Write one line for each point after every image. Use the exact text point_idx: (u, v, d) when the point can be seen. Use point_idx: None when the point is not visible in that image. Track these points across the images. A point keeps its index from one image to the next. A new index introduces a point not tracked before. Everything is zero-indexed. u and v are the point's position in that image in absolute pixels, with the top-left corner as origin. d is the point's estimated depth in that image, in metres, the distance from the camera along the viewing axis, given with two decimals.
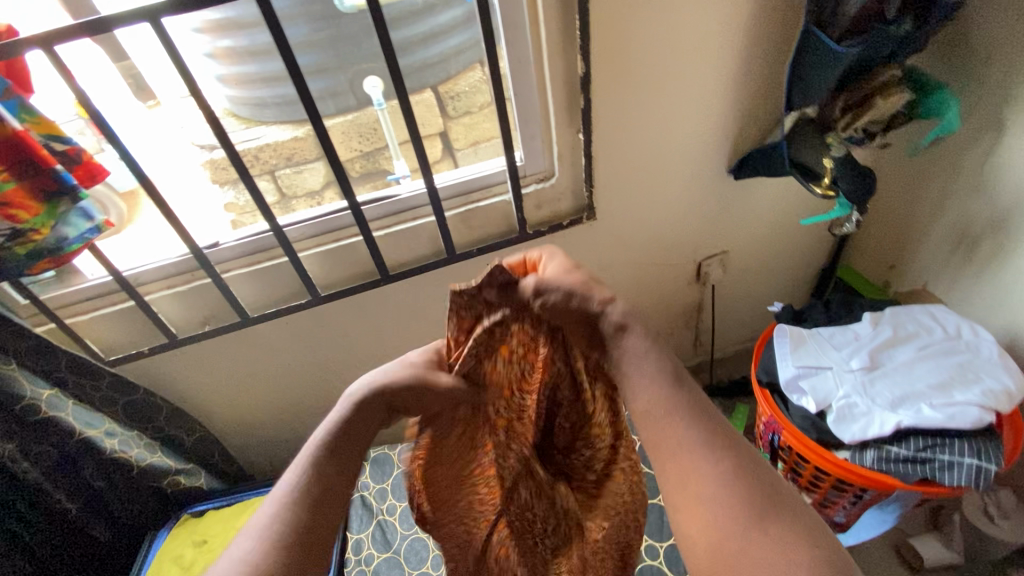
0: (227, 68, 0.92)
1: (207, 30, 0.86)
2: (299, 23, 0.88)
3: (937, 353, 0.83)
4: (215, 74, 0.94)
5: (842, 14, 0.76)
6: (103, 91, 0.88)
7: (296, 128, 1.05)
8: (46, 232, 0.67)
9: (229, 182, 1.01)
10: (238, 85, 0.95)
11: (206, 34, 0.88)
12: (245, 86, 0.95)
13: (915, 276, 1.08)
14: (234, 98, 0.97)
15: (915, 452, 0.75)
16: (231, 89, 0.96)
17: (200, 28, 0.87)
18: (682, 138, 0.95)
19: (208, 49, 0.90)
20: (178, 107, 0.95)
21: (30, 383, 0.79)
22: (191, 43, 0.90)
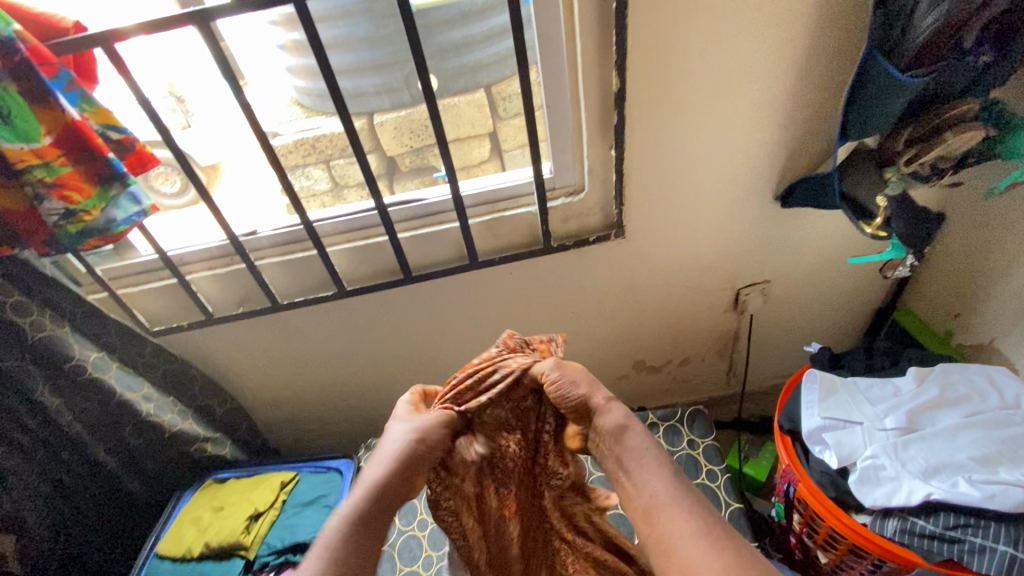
0: (296, 60, 0.96)
1: (281, 23, 0.90)
2: (362, 19, 0.91)
3: (987, 422, 0.74)
4: (285, 65, 0.99)
5: (910, 41, 0.68)
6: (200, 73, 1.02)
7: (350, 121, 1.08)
8: (96, 213, 0.73)
9: None
10: (304, 75, 0.99)
11: (279, 27, 0.91)
12: (313, 79, 0.99)
13: (983, 329, 0.98)
14: (301, 88, 1.03)
15: (943, 529, 0.68)
16: (300, 81, 1.02)
17: (274, 21, 0.90)
18: (723, 162, 0.91)
19: (280, 41, 0.94)
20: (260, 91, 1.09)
21: (79, 346, 0.87)
22: (265, 35, 0.95)
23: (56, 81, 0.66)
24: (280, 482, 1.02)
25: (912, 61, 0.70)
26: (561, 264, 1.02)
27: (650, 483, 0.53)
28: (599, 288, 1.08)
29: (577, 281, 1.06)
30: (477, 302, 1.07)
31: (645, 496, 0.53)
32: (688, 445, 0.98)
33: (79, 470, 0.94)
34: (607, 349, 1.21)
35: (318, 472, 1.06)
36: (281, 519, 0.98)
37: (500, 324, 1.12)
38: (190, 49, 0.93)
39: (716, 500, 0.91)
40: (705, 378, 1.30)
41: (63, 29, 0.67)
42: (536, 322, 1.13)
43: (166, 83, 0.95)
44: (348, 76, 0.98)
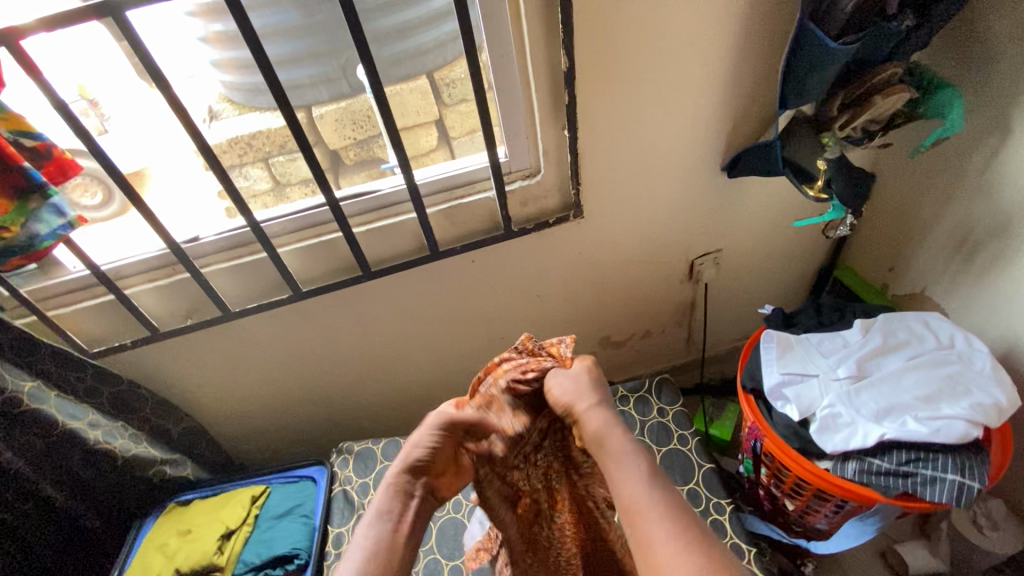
0: (221, 53, 0.89)
1: (200, 14, 0.82)
2: (291, 7, 0.84)
3: (927, 362, 0.81)
4: (210, 59, 0.91)
5: (838, 8, 0.72)
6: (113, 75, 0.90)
7: (288, 115, 1.01)
8: (16, 229, 0.66)
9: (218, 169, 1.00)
10: (232, 69, 0.92)
11: (198, 19, 0.83)
12: (240, 72, 0.92)
13: (914, 280, 1.06)
14: (228, 83, 0.96)
15: (898, 465, 0.73)
16: (227, 75, 0.94)
17: (192, 12, 0.82)
18: (673, 137, 0.92)
19: (201, 34, 0.86)
20: (184, 88, 0.98)
21: (12, 376, 0.80)
22: (182, 28, 0.86)
23: None
24: (251, 496, 0.98)
25: (843, 28, 0.73)
26: (523, 248, 1.02)
27: (631, 492, 0.58)
28: (561, 270, 1.09)
29: (539, 264, 1.06)
30: (439, 294, 1.06)
31: (622, 495, 0.59)
32: (658, 413, 1.01)
33: (27, 509, 0.86)
34: (571, 329, 1.23)
35: (290, 482, 1.03)
36: (256, 534, 0.95)
37: (465, 313, 1.12)
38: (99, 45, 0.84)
39: (689, 462, 0.94)
40: (667, 348, 1.34)
41: None
42: (501, 308, 1.13)
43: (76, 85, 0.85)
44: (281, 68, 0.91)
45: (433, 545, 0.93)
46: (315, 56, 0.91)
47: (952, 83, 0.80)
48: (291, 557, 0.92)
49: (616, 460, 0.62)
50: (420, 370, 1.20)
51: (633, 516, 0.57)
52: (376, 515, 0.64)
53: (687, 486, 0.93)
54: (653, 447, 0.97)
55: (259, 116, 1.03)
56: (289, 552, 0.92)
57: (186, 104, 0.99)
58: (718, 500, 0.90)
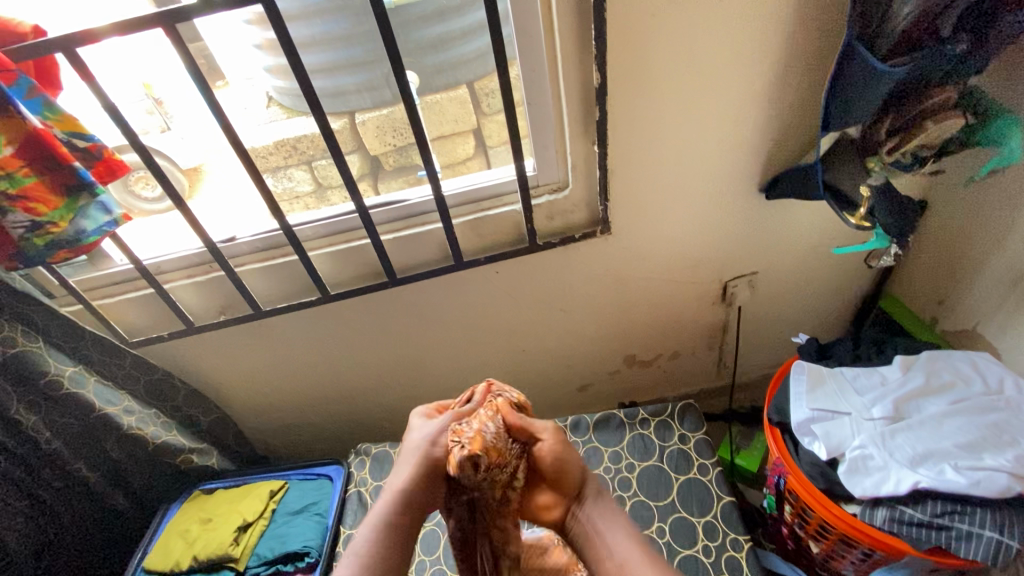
0: (274, 59, 0.92)
1: (255, 22, 0.85)
2: (343, 16, 0.86)
3: (973, 408, 0.75)
4: (264, 65, 0.94)
5: (888, 28, 0.68)
6: None
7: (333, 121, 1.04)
8: (64, 225, 0.71)
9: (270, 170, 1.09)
10: (283, 74, 0.94)
11: (254, 26, 0.86)
12: (291, 78, 0.95)
13: (966, 315, 0.99)
14: (279, 88, 0.98)
15: (931, 517, 0.68)
16: (278, 80, 0.97)
17: (250, 20, 0.85)
18: (707, 156, 0.90)
19: (257, 41, 0.89)
20: (241, 88, 1.05)
21: (54, 361, 0.84)
22: (241, 34, 0.90)
23: (15, 89, 0.64)
24: (269, 491, 1.01)
25: (892, 50, 0.69)
26: (547, 263, 1.01)
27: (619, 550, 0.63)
28: (587, 286, 1.08)
29: (564, 279, 1.05)
30: (462, 304, 1.06)
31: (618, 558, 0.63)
32: (679, 440, 0.98)
33: (61, 486, 0.92)
34: (596, 346, 1.20)
35: (308, 479, 1.05)
36: (271, 529, 0.97)
37: (489, 325, 1.12)
38: None
39: (708, 493, 0.91)
40: (696, 371, 1.30)
41: (22, 33, 0.65)
42: (524, 321, 1.12)
43: (142, 84, 0.91)
44: (324, 75, 0.93)
45: (440, 556, 0.93)
46: (361, 64, 0.93)
47: (1014, 111, 0.75)
48: (302, 555, 0.93)
49: (598, 514, 0.68)
50: (442, 378, 1.21)
51: (621, 566, 0.62)
52: (382, 523, 0.63)
53: (704, 518, 0.90)
54: (671, 475, 0.94)
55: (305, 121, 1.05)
56: (300, 549, 0.93)
57: (242, 104, 1.05)
58: (735, 536, 0.86)
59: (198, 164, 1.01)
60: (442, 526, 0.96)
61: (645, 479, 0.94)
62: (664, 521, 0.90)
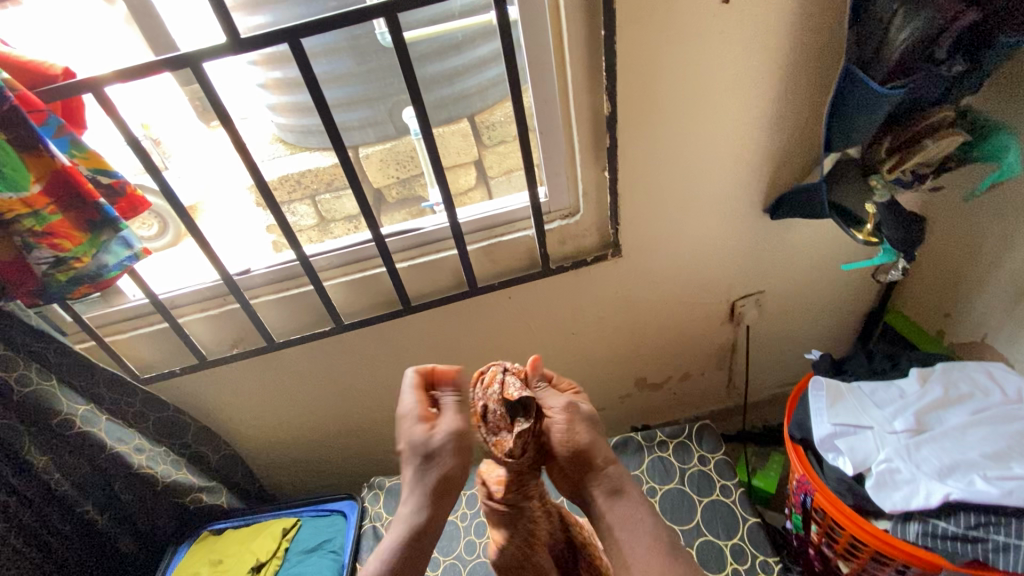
0: (277, 98, 0.94)
1: (261, 63, 0.88)
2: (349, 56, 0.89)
3: (995, 418, 0.75)
4: (266, 103, 0.96)
5: (886, 54, 0.72)
6: (173, 115, 0.96)
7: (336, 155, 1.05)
8: (87, 260, 0.71)
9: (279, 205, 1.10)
10: (287, 113, 0.96)
11: (259, 67, 0.90)
12: (294, 116, 0.96)
13: (973, 328, 1.01)
14: (282, 125, 1.00)
15: (965, 529, 0.68)
16: (281, 117, 0.98)
17: (254, 61, 0.89)
18: (714, 178, 0.92)
19: (259, 80, 0.92)
20: None
21: (67, 400, 0.83)
22: (245, 75, 0.93)
23: (45, 129, 0.64)
24: (282, 529, 0.99)
25: (891, 73, 0.73)
26: (560, 287, 1.02)
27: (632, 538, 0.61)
28: (598, 310, 1.08)
29: (576, 303, 1.06)
30: (474, 331, 1.06)
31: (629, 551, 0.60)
32: (699, 461, 0.97)
33: (69, 529, 0.89)
34: (607, 370, 1.20)
35: (321, 515, 1.02)
36: (286, 567, 0.95)
37: (500, 352, 1.11)
38: (167, 92, 0.92)
39: (733, 515, 0.90)
40: (705, 392, 1.30)
41: (52, 75, 0.66)
42: (535, 347, 1.12)
43: (142, 124, 0.90)
44: (343, 110, 0.95)
45: None
46: (364, 102, 0.95)
47: (1008, 128, 0.79)
48: None
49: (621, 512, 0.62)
50: None
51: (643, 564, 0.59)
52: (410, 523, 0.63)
53: (731, 541, 0.88)
54: (694, 498, 0.93)
55: (311, 156, 1.06)
56: None
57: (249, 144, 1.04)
58: (764, 557, 0.85)
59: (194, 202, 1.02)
60: (463, 559, 0.94)
61: (668, 503, 0.93)
62: (691, 545, 0.88)
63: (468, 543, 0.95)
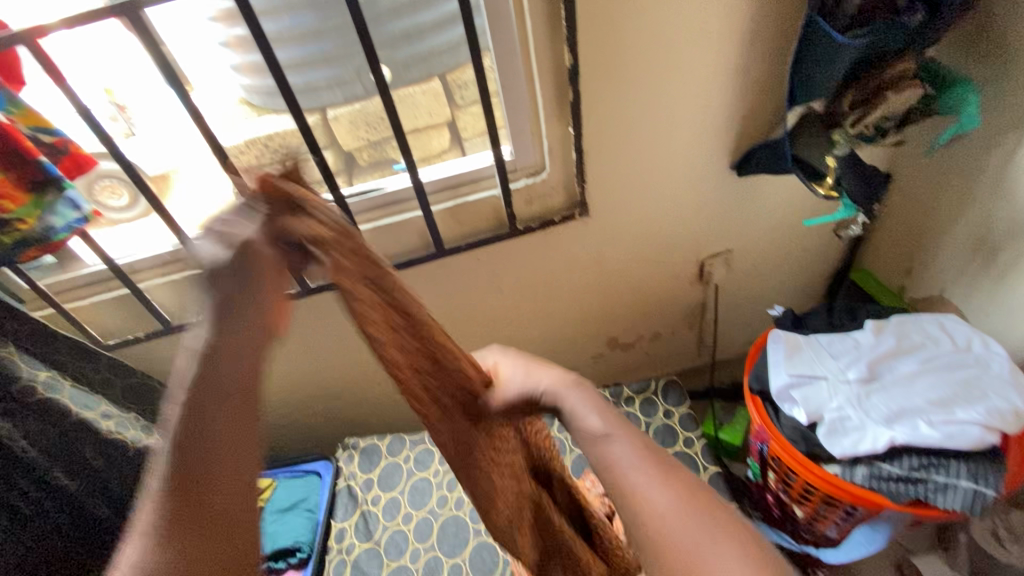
0: (241, 57, 0.91)
1: (222, 18, 0.85)
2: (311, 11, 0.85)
3: (942, 366, 0.78)
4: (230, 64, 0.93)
5: (847, 2, 0.72)
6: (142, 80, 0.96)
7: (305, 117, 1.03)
8: (32, 222, 0.69)
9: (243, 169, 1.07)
10: (251, 73, 0.93)
11: (221, 24, 0.86)
12: (262, 76, 0.93)
13: (932, 283, 1.03)
14: (249, 87, 0.97)
15: (909, 471, 0.71)
16: (246, 78, 0.95)
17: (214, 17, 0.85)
18: (680, 134, 0.91)
19: (222, 38, 0.89)
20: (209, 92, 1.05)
21: (26, 366, 0.83)
22: (205, 32, 0.89)
23: None
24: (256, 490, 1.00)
25: (851, 23, 0.73)
26: (529, 248, 1.02)
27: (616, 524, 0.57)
28: (568, 271, 1.09)
29: (546, 264, 1.06)
30: (444, 293, 1.06)
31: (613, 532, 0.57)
32: (662, 415, 1.00)
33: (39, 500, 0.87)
34: (579, 330, 1.21)
35: (295, 477, 1.04)
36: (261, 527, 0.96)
37: (472, 314, 1.12)
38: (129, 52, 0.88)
39: (694, 465, 0.93)
40: (677, 351, 1.32)
41: None
42: (507, 309, 1.13)
43: (104, 90, 0.88)
44: (296, 71, 0.92)
45: (433, 542, 0.93)
46: (331, 61, 0.92)
47: (969, 80, 0.79)
48: (294, 550, 0.94)
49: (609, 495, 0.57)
50: None
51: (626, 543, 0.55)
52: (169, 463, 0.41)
53: None
54: None
55: (278, 118, 1.03)
56: (291, 545, 0.94)
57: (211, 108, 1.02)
58: None
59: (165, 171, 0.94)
60: (434, 513, 0.97)
61: None
62: None
63: (439, 497, 0.97)
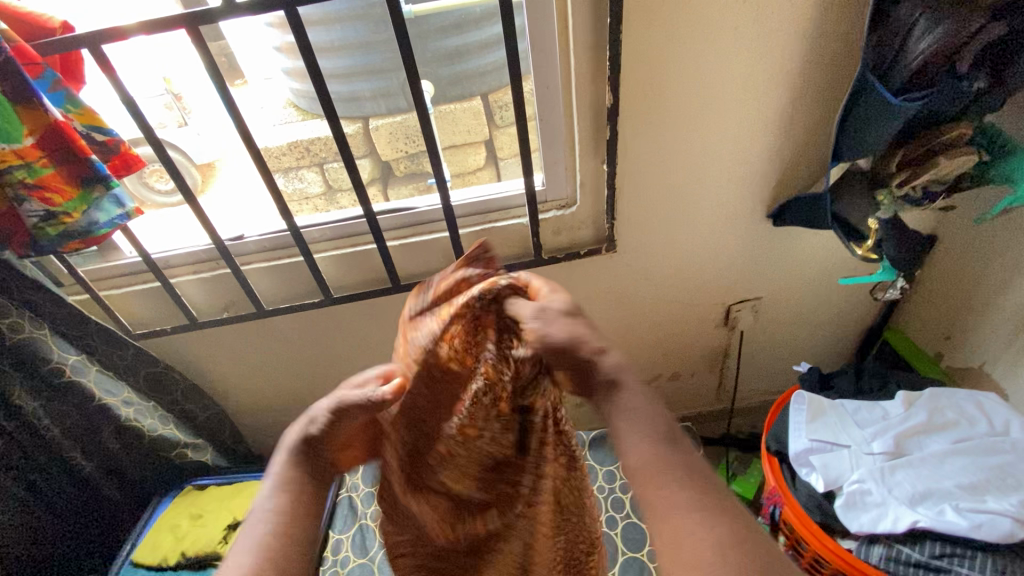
0: (292, 62, 0.93)
1: (277, 25, 0.87)
2: (362, 23, 0.87)
3: (976, 449, 0.74)
4: (283, 67, 0.96)
5: (903, 63, 0.69)
6: (193, 74, 0.94)
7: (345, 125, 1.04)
8: (77, 216, 0.72)
9: (281, 169, 1.09)
10: (300, 78, 0.95)
11: (276, 30, 0.88)
12: (307, 81, 0.95)
13: (972, 354, 0.98)
14: (296, 91, 0.99)
15: (929, 558, 0.67)
16: (295, 82, 0.98)
17: (270, 23, 0.87)
18: (716, 179, 0.90)
19: (276, 43, 0.91)
20: (261, 88, 1.06)
21: (58, 348, 0.86)
22: (263, 36, 0.92)
23: (40, 82, 0.65)
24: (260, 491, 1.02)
25: (907, 85, 0.70)
26: (552, 278, 1.01)
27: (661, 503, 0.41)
28: (590, 303, 1.07)
29: (568, 295, 1.05)
30: None
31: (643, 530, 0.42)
32: None
33: (56, 472, 0.93)
34: None
35: None
36: None
37: None
38: (189, 54, 0.90)
39: None
40: (697, 393, 1.29)
41: (50, 28, 0.66)
42: None
43: (163, 79, 0.92)
44: (340, 81, 0.95)
45: None
46: (377, 72, 0.94)
47: None
48: None
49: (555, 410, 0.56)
50: None
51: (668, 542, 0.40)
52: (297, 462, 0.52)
53: None
54: None
55: (319, 124, 1.05)
56: None
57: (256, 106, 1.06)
58: None
59: (213, 159, 1.05)
60: None
61: None
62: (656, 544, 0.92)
63: None
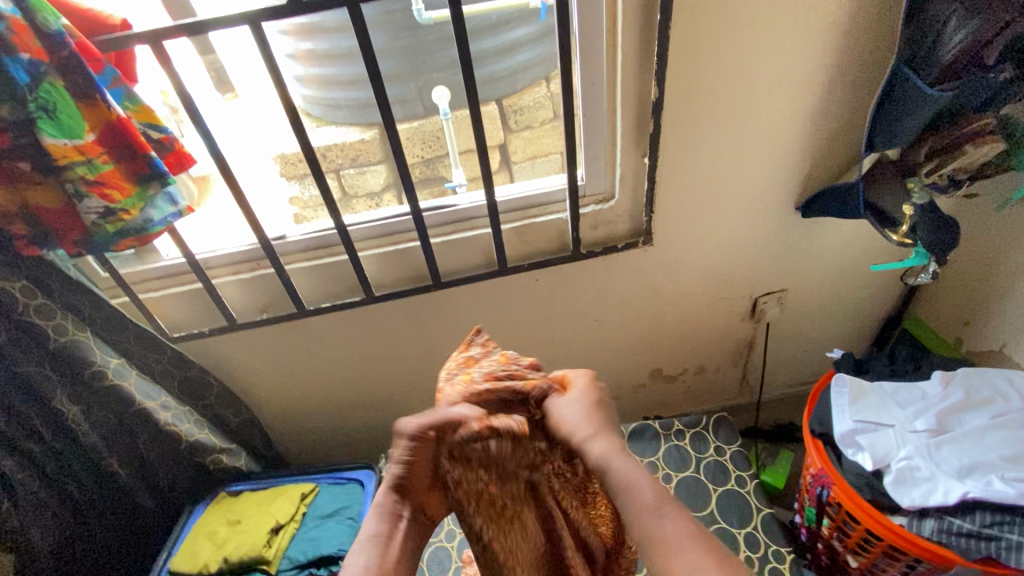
0: (306, 69, 0.93)
1: (292, 32, 0.88)
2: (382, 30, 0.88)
3: (1015, 422, 0.77)
4: (294, 74, 0.96)
5: (937, 56, 0.73)
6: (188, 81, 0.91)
7: (363, 131, 1.06)
8: (134, 213, 0.71)
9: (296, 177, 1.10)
10: (315, 84, 0.96)
11: (290, 36, 0.90)
12: (322, 88, 0.96)
13: (994, 336, 1.02)
14: (309, 98, 0.98)
15: (980, 527, 0.69)
16: (308, 89, 0.97)
17: (285, 30, 0.89)
18: (750, 172, 0.93)
19: (289, 50, 0.92)
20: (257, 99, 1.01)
21: (100, 351, 0.85)
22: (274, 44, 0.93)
23: (102, 78, 0.65)
24: (300, 494, 1.00)
25: (940, 76, 0.74)
26: (588, 272, 1.03)
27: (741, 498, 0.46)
28: (622, 298, 1.09)
29: (602, 290, 1.06)
30: (498, 312, 1.06)
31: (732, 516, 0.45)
32: (716, 450, 1.00)
33: (91, 482, 0.90)
34: (623, 360, 1.21)
35: (338, 483, 1.04)
36: (302, 531, 0.96)
37: (523, 334, 1.11)
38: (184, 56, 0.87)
39: (746, 505, 0.93)
40: (720, 387, 1.31)
41: (111, 25, 0.67)
42: (557, 332, 1.13)
43: (161, 91, 0.88)
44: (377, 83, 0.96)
45: None
46: (399, 78, 0.95)
47: None
48: (337, 558, 0.92)
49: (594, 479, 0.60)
50: None
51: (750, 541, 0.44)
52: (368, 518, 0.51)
53: (744, 529, 0.92)
54: (710, 486, 0.97)
55: (336, 130, 1.05)
56: (335, 553, 0.92)
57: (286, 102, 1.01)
58: (776, 547, 0.88)
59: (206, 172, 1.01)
60: None
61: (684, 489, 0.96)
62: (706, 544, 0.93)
63: None
